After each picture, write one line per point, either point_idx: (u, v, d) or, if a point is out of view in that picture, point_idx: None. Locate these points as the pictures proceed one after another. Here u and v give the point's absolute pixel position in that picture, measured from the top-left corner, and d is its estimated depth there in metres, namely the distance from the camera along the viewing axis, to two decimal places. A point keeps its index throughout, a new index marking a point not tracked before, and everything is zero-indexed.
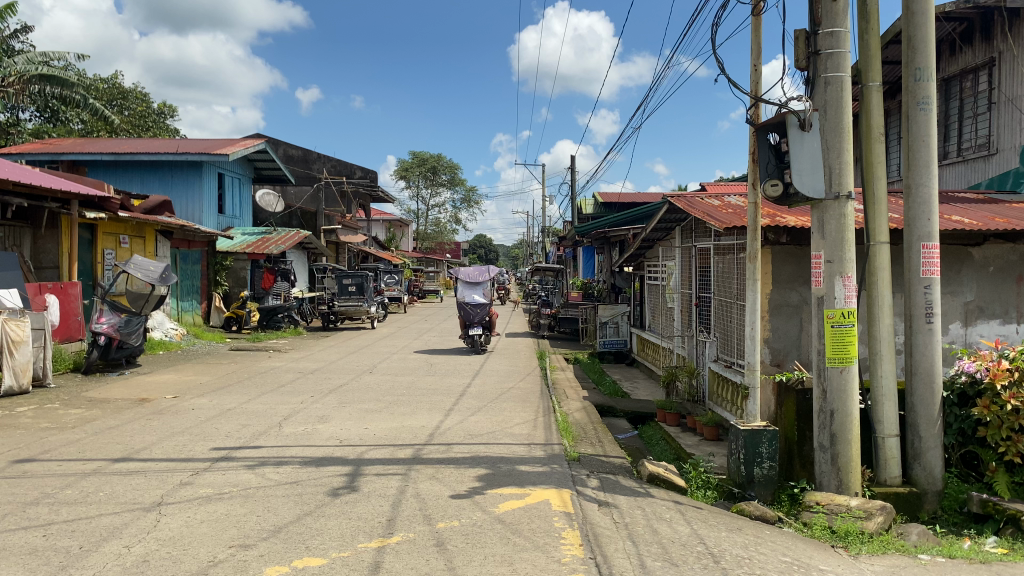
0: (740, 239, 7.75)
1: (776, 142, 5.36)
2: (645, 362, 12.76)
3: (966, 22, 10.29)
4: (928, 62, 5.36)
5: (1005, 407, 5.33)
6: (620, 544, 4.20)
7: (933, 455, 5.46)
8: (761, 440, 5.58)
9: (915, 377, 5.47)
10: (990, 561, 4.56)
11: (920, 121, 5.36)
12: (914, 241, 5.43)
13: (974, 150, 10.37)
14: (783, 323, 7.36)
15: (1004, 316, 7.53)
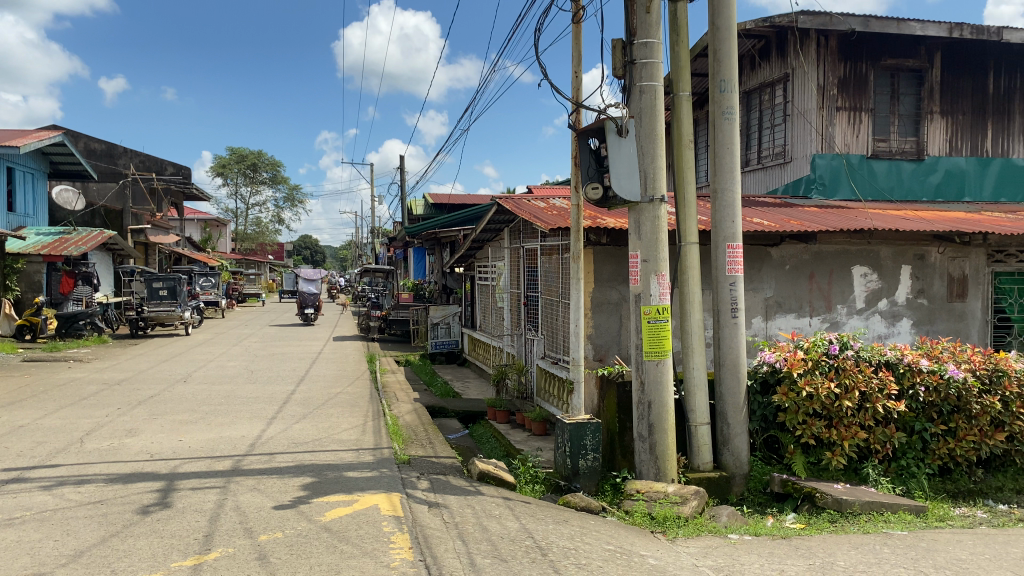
0: (564, 239, 8.00)
1: (595, 146, 5.56)
2: (477, 362, 12.87)
3: (764, 39, 11.10)
4: (731, 75, 5.76)
5: (800, 393, 5.81)
6: (450, 544, 4.20)
7: (740, 441, 5.86)
8: (586, 432, 5.81)
9: (723, 367, 5.86)
10: (790, 536, 4.96)
11: (725, 130, 5.74)
12: (721, 242, 5.81)
13: (772, 158, 11.28)
14: (605, 320, 7.64)
15: (799, 310, 8.21)
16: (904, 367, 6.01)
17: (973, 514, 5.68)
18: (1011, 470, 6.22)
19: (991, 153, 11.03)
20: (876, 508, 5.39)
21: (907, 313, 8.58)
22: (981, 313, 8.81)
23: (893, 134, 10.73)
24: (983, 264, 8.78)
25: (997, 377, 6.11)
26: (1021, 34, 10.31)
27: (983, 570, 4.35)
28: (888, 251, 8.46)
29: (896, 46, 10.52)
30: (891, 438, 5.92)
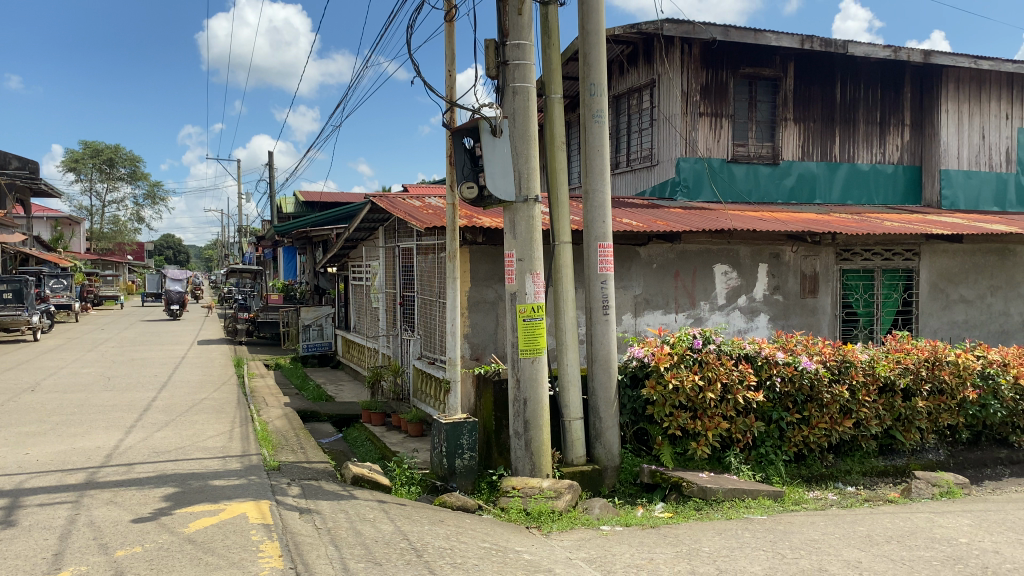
0: (439, 239, 7.97)
1: (470, 146, 5.52)
2: (351, 364, 12.63)
3: (631, 45, 11.46)
4: (601, 79, 5.93)
5: (667, 385, 6.03)
6: (322, 550, 4.10)
7: (611, 434, 6.01)
8: (463, 432, 5.81)
9: (595, 363, 5.99)
10: (659, 525, 5.13)
11: (595, 132, 5.89)
12: (592, 242, 5.95)
13: (640, 161, 11.66)
14: (481, 319, 7.66)
15: (666, 307, 8.52)
16: (762, 360, 6.34)
17: (824, 497, 6.07)
18: (858, 454, 6.68)
19: (839, 158, 11.79)
20: (739, 494, 5.65)
21: (765, 309, 9.05)
22: (831, 308, 9.40)
23: (751, 139, 11.28)
24: (832, 262, 9.36)
25: (845, 368, 6.54)
26: (864, 48, 11.01)
27: (834, 548, 4.64)
28: (747, 250, 8.90)
29: (752, 55, 11.08)
30: (751, 428, 6.24)
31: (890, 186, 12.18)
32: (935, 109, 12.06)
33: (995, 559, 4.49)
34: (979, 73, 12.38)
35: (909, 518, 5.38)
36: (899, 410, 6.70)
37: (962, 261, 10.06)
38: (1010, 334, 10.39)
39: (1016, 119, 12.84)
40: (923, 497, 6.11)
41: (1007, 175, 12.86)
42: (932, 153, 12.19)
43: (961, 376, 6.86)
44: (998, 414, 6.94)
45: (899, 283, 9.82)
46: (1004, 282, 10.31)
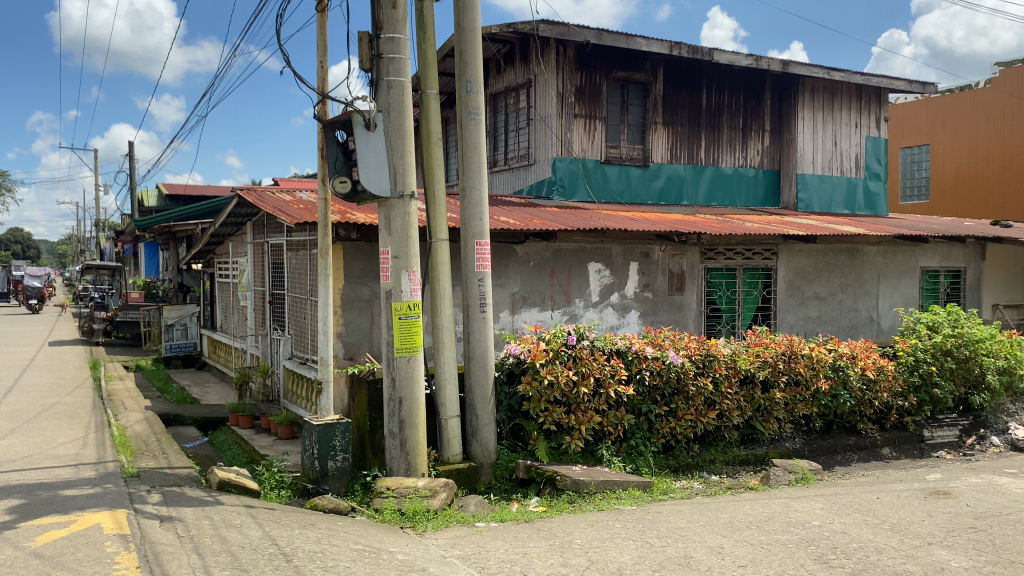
0: (311, 234, 7.75)
1: (343, 139, 5.42)
2: (218, 365, 12.13)
3: (508, 45, 11.56)
4: (477, 77, 5.94)
5: (543, 381, 6.11)
6: (184, 559, 3.91)
7: (487, 431, 6.03)
8: (335, 433, 5.71)
9: (472, 361, 6.00)
10: (533, 519, 5.18)
11: (472, 129, 5.89)
12: (469, 239, 5.96)
13: (517, 159, 11.76)
14: (355, 317, 7.50)
15: (542, 304, 8.62)
16: (632, 354, 6.53)
17: (690, 486, 6.30)
18: (721, 444, 6.97)
19: (704, 162, 12.28)
20: (610, 486, 5.79)
21: (636, 305, 9.32)
22: (696, 305, 9.79)
23: (623, 141, 11.57)
24: (698, 261, 9.75)
25: (709, 361, 6.81)
26: (728, 56, 11.52)
27: (698, 535, 4.82)
28: (619, 249, 9.14)
29: (624, 60, 11.40)
30: (622, 421, 6.41)
31: (751, 189, 12.80)
32: (792, 117, 12.77)
33: (844, 539, 4.79)
34: (831, 84, 13.21)
35: (768, 504, 5.67)
36: (758, 401, 7.05)
37: (816, 260, 10.68)
38: (858, 329, 11.13)
39: (865, 128, 13.75)
40: (781, 483, 6.46)
41: (856, 181, 13.76)
42: (789, 158, 12.89)
43: (815, 368, 7.29)
44: (847, 403, 7.42)
45: (758, 281, 10.34)
46: (853, 280, 11.03)
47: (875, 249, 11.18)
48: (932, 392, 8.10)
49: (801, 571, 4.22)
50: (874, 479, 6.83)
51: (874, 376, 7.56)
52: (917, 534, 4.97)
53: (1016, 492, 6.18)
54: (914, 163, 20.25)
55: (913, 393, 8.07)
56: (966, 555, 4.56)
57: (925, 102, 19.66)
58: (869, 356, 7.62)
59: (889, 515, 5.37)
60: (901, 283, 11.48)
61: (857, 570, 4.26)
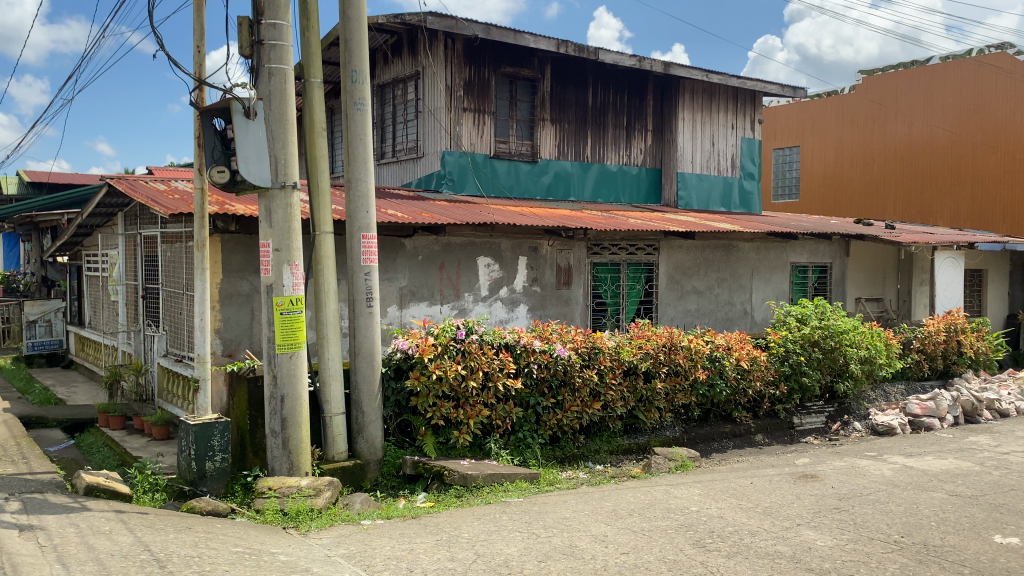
0: (188, 226, 7.43)
1: (221, 128, 5.15)
2: (86, 363, 11.48)
3: (395, 36, 11.44)
4: (363, 67, 5.83)
5: (431, 376, 6.08)
6: (46, 570, 3.67)
7: (374, 428, 5.95)
8: (213, 433, 5.48)
9: (358, 357, 5.90)
10: (420, 515, 5.15)
11: (357, 119, 5.79)
12: (355, 233, 5.86)
13: (404, 152, 11.64)
14: (235, 313, 7.24)
15: (430, 298, 8.58)
16: (520, 348, 6.59)
17: (576, 476, 6.42)
18: (605, 434, 7.13)
19: (590, 159, 12.50)
20: (497, 479, 5.82)
21: (524, 299, 9.41)
22: (583, 299, 9.96)
23: (512, 137, 11.63)
24: (584, 255, 9.92)
25: (593, 354, 6.96)
26: (613, 56, 11.76)
27: (583, 524, 4.92)
28: (507, 243, 9.19)
29: (513, 55, 11.47)
30: (510, 414, 6.46)
31: (635, 186, 13.13)
32: (673, 117, 13.19)
33: (720, 523, 4.99)
34: (710, 87, 13.71)
35: (650, 492, 5.84)
36: (641, 391, 7.25)
37: (695, 255, 11.08)
38: (734, 321, 11.61)
39: (741, 129, 14.33)
40: (661, 471, 6.68)
41: (732, 180, 14.33)
42: (670, 157, 13.30)
43: (693, 359, 7.57)
44: (723, 392, 7.74)
45: (642, 275, 10.63)
46: (729, 275, 11.49)
47: (749, 245, 11.70)
48: (801, 380, 8.55)
49: (681, 556, 4.36)
50: (748, 464, 7.15)
51: (748, 366, 7.91)
52: (786, 516, 5.23)
53: (875, 473, 6.61)
54: (785, 164, 21.26)
55: (784, 381, 8.50)
56: (831, 535, 4.83)
57: (795, 105, 20.68)
58: (744, 347, 7.96)
59: (760, 499, 5.63)
60: (773, 278, 12.06)
61: (732, 552, 4.45)
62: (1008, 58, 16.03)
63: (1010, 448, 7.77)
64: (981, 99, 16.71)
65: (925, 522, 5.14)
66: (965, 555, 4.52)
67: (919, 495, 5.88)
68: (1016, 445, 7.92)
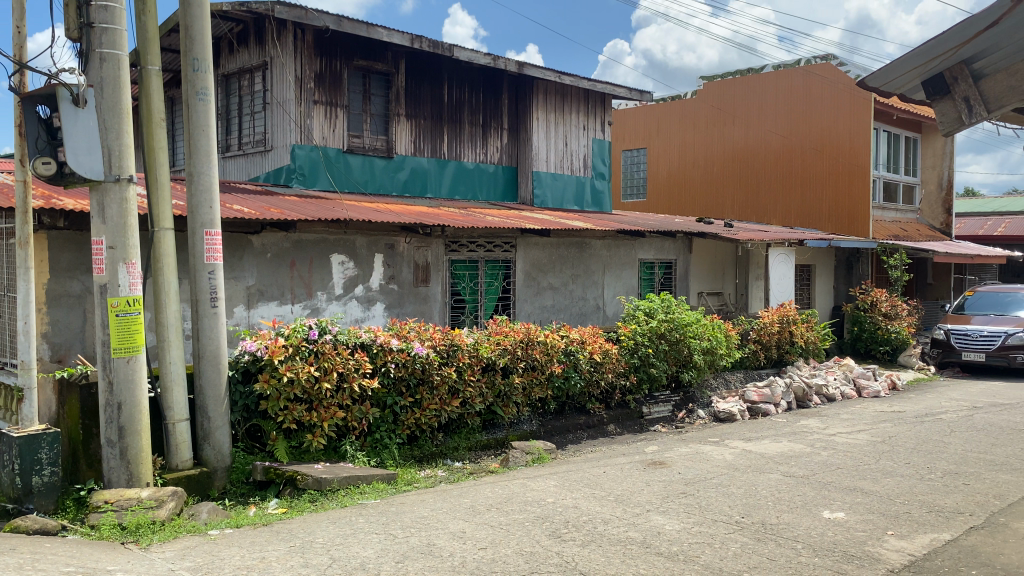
0: (8, 222, 6.83)
1: (45, 116, 4.79)
2: None
3: (241, 24, 11.02)
4: (205, 56, 5.56)
5: (282, 378, 5.88)
6: None
7: (221, 434, 5.68)
8: (40, 445, 5.07)
9: (202, 360, 5.62)
10: (271, 522, 4.97)
11: (199, 110, 5.52)
12: (198, 228, 5.57)
13: (251, 145, 11.22)
14: (64, 315, 6.73)
15: (280, 297, 8.30)
16: (377, 347, 6.49)
17: (434, 474, 6.39)
18: (464, 431, 7.15)
19: (446, 155, 12.48)
20: (353, 481, 5.71)
21: (380, 298, 9.27)
22: (440, 296, 9.93)
23: (365, 131, 11.44)
24: (442, 252, 9.90)
25: (452, 352, 6.95)
26: (467, 53, 11.81)
27: (440, 522, 4.91)
28: (362, 240, 9.04)
29: (366, 49, 11.28)
30: (366, 415, 6.36)
31: (491, 184, 13.22)
32: (527, 116, 13.39)
33: (575, 513, 5.11)
34: (562, 87, 14.02)
35: (507, 485, 5.92)
36: (499, 386, 7.32)
37: (550, 252, 11.29)
38: (587, 316, 11.94)
39: (592, 130, 14.73)
40: (519, 465, 6.78)
41: (584, 179, 14.70)
42: (525, 156, 13.50)
43: (549, 354, 7.71)
44: (578, 385, 7.94)
45: (499, 272, 10.72)
46: (582, 271, 11.79)
47: (601, 243, 12.06)
48: (649, 371, 8.90)
49: (537, 548, 4.43)
50: (601, 454, 7.36)
51: (601, 359, 8.15)
52: (637, 502, 5.42)
53: (718, 458, 6.97)
54: (633, 165, 21.81)
55: (634, 372, 8.82)
56: (678, 518, 5.05)
57: (641, 108, 21.45)
58: (597, 341, 8.19)
59: (613, 488, 5.81)
60: (623, 274, 12.49)
61: (587, 541, 4.56)
62: (832, 70, 17.33)
63: (836, 430, 8.42)
64: (809, 107, 18.00)
65: (763, 502, 5.48)
66: (798, 531, 4.84)
67: (757, 477, 6.26)
68: (841, 426, 8.59)
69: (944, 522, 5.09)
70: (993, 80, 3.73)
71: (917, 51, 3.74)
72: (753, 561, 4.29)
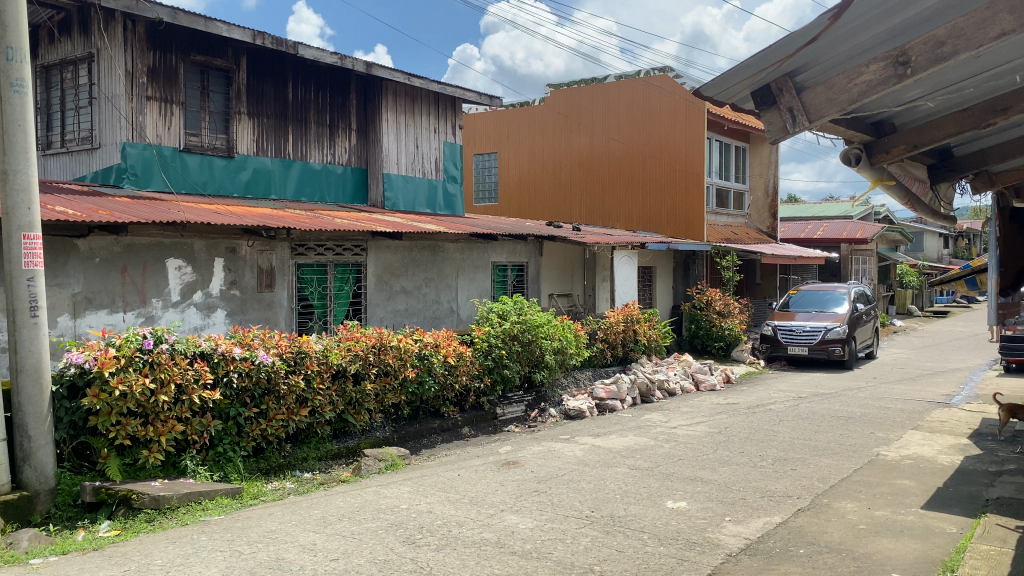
0: None
1: None
2: None
3: (63, 11, 10.26)
4: (20, 45, 5.12)
5: (113, 393, 5.47)
6: None
7: (44, 454, 5.24)
8: None
9: (21, 375, 5.17)
10: (103, 547, 4.63)
11: (15, 105, 5.08)
12: (13, 233, 5.11)
13: (76, 142, 10.44)
14: None
15: (110, 306, 7.78)
16: (218, 357, 6.19)
17: (282, 487, 6.18)
18: (313, 440, 6.96)
19: (291, 156, 12.11)
20: (193, 498, 5.43)
21: (221, 304, 8.86)
22: (286, 301, 9.61)
23: (204, 130, 10.91)
24: (287, 256, 9.59)
25: (300, 359, 6.75)
26: (313, 52, 11.52)
27: (290, 535, 4.75)
28: (201, 244, 8.62)
29: (203, 43, 10.77)
30: (208, 428, 6.06)
31: (339, 186, 12.94)
32: (376, 117, 13.22)
33: (428, 518, 5.08)
34: (411, 89, 13.93)
35: (359, 494, 5.80)
36: (350, 394, 7.17)
37: (401, 256, 11.18)
38: (440, 320, 11.91)
39: (442, 133, 14.72)
40: (371, 472, 6.68)
41: (436, 182, 14.64)
42: (374, 157, 13.31)
43: (402, 358, 7.64)
44: (431, 389, 7.91)
45: (349, 276, 10.50)
46: (435, 274, 11.76)
47: (453, 245, 12.07)
48: (502, 372, 8.99)
49: (391, 555, 4.37)
50: (455, 457, 7.37)
51: (455, 362, 8.16)
52: (491, 503, 5.46)
53: (568, 455, 7.15)
54: (485, 169, 21.96)
55: (488, 374, 8.88)
56: (531, 516, 5.13)
57: (491, 113, 21.65)
58: (451, 344, 8.20)
59: (467, 490, 5.84)
60: (476, 277, 12.56)
61: (441, 545, 4.54)
62: (669, 81, 18.22)
63: (677, 422, 8.84)
64: (648, 116, 18.83)
65: (611, 496, 5.67)
66: (644, 522, 5.04)
67: (605, 471, 6.47)
68: (681, 419, 9.03)
69: (776, 506, 5.45)
70: (813, 92, 4.03)
71: (748, 63, 3.98)
72: (602, 554, 4.42)
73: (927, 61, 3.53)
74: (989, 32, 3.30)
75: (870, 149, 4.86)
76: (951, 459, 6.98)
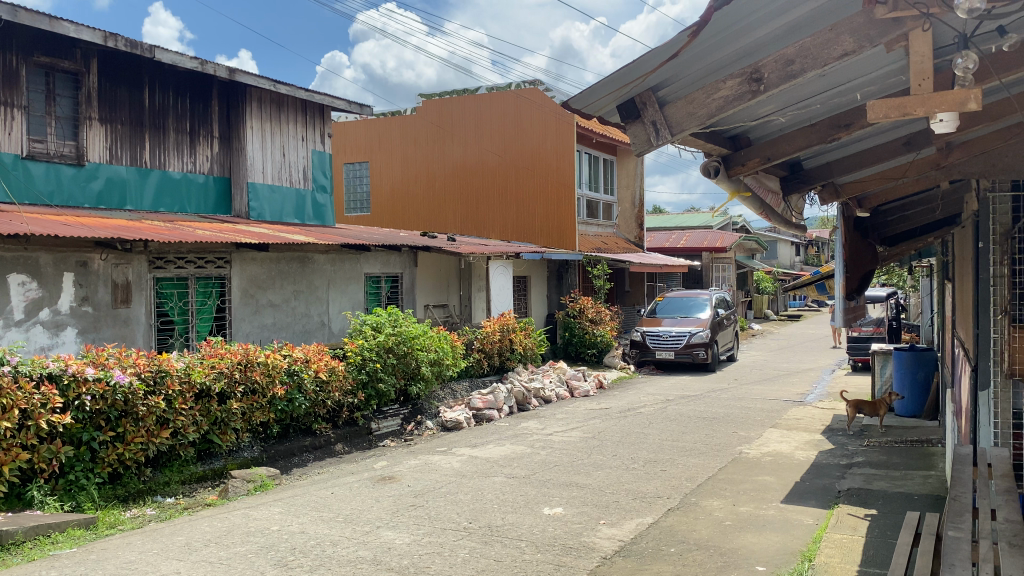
0: None
1: None
2: None
3: None
4: None
5: None
6: None
7: None
8: None
9: None
10: None
11: None
12: None
13: None
14: None
15: None
16: (68, 379, 5.78)
17: (142, 514, 5.83)
18: (176, 463, 6.62)
19: (149, 165, 11.54)
20: (41, 531, 5.05)
21: (71, 322, 8.32)
22: (144, 318, 9.10)
23: (50, 136, 10.22)
24: (145, 270, 9.09)
25: (160, 378, 6.42)
26: (171, 56, 11.02)
27: (151, 565, 4.49)
28: (48, 258, 8.08)
29: (48, 44, 10.11)
30: (57, 455, 5.65)
31: (201, 196, 12.42)
32: (239, 125, 12.77)
33: (301, 539, 4.93)
34: (277, 96, 13.56)
35: (227, 518, 5.56)
36: (215, 413, 6.87)
37: (269, 268, 10.83)
38: (310, 334, 11.59)
39: (311, 142, 14.38)
40: (239, 494, 6.43)
41: (305, 192, 14.28)
42: (239, 166, 12.86)
43: (270, 375, 7.39)
44: (302, 406, 7.70)
45: (212, 290, 10.07)
46: (304, 287, 11.46)
47: (324, 257, 11.80)
48: (377, 387, 8.85)
49: None
50: (329, 475, 7.20)
51: (326, 378, 7.97)
52: (366, 520, 5.36)
53: (446, 467, 7.12)
54: (356, 178, 21.57)
55: (361, 389, 8.73)
56: (408, 531, 5.07)
57: (361, 122, 21.30)
58: (322, 359, 8.00)
59: (341, 508, 5.71)
60: (348, 289, 12.33)
61: (314, 566, 4.41)
62: (540, 94, 18.59)
63: (553, 429, 8.98)
64: (519, 128, 19.15)
65: (489, 506, 5.68)
66: (522, 529, 5.08)
67: (482, 481, 6.48)
68: (557, 426, 9.17)
69: (647, 507, 5.61)
70: (675, 106, 4.18)
71: (615, 77, 4.07)
72: (481, 565, 4.41)
73: (778, 77, 3.74)
74: (834, 51, 3.54)
75: (729, 161, 5.07)
76: (807, 454, 7.41)
